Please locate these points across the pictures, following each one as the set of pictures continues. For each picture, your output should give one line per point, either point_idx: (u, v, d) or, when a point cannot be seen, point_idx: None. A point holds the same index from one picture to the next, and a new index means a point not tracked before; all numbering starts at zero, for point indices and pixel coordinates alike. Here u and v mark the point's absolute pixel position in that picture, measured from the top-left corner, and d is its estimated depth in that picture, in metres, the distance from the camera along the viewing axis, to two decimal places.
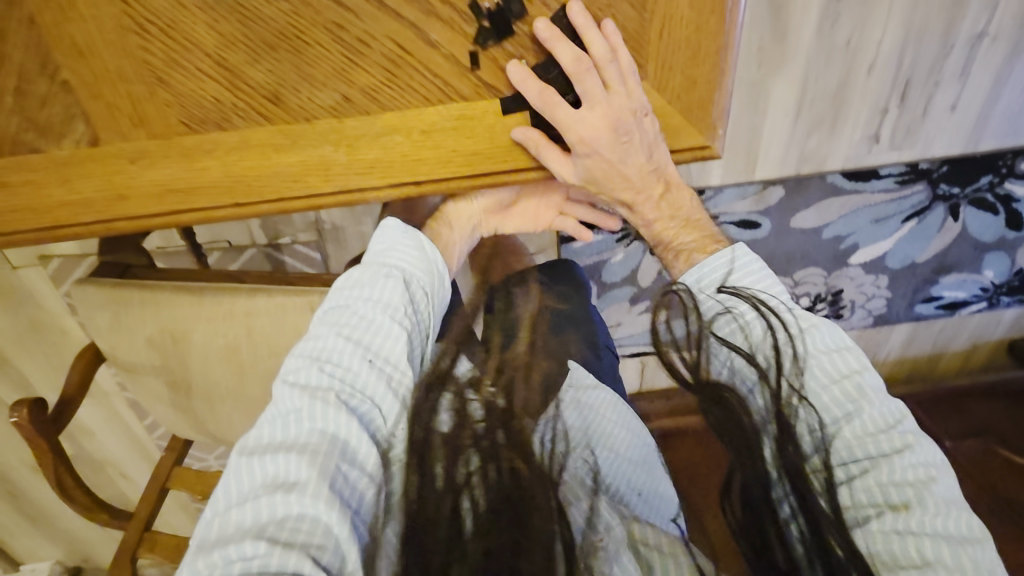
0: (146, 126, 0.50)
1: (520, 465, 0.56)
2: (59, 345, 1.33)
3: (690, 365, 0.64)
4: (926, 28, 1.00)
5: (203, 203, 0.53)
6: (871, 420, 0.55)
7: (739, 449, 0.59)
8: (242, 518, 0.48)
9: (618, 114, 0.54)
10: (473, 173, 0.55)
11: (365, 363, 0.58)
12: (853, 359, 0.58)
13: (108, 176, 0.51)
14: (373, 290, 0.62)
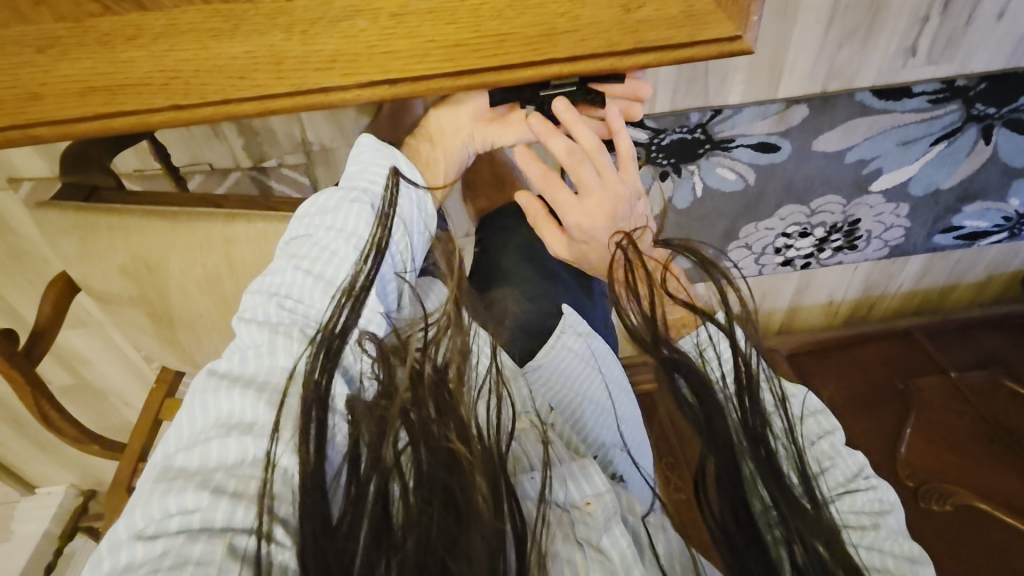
0: (49, 6, 0.42)
1: (459, 449, 0.51)
2: (44, 275, 1.29)
3: (645, 317, 0.59)
4: None
5: (136, 105, 0.45)
6: (841, 469, 0.58)
7: (708, 431, 0.55)
8: (186, 464, 0.48)
9: (612, 201, 0.61)
10: (453, 69, 0.46)
11: (322, 297, 0.59)
12: (828, 420, 0.61)
13: (17, 71, 0.43)
14: (336, 217, 0.61)
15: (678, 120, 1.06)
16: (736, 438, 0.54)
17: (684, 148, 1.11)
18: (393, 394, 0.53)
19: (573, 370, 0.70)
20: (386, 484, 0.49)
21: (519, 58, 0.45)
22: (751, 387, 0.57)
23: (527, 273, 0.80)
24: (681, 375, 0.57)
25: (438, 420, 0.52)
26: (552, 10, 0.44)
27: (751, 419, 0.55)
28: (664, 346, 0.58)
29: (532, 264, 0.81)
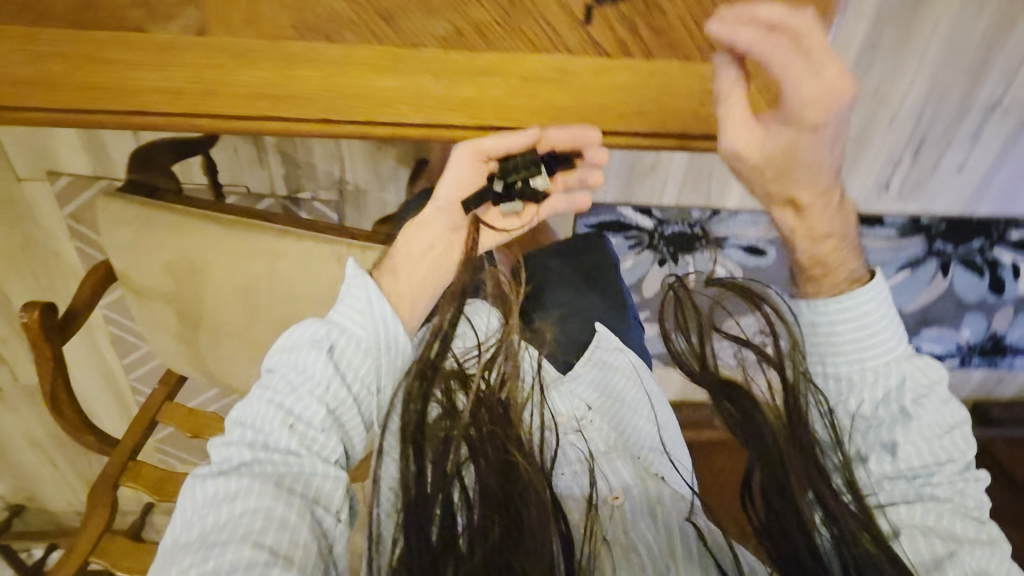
0: (257, 26, 0.50)
1: (515, 458, 0.58)
2: (48, 266, 1.31)
3: (696, 354, 0.72)
4: (948, 89, 1.07)
5: (290, 114, 0.52)
6: (951, 467, 0.57)
7: (753, 439, 0.65)
8: (189, 539, 0.48)
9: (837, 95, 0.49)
10: (559, 126, 0.55)
11: (285, 430, 0.51)
12: (954, 412, 0.58)
13: (202, 69, 0.50)
14: (298, 362, 0.53)
15: (681, 215, 1.21)
16: (784, 446, 0.63)
17: (682, 240, 1.24)
18: (456, 417, 0.60)
19: (608, 380, 0.77)
20: (448, 487, 0.56)
21: (613, 131, 0.55)
22: (797, 415, 0.63)
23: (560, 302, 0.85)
24: (731, 401, 0.67)
25: (493, 438, 0.59)
26: (647, 97, 0.54)
27: (796, 430, 0.64)
28: (709, 372, 0.71)
29: (566, 292, 0.86)
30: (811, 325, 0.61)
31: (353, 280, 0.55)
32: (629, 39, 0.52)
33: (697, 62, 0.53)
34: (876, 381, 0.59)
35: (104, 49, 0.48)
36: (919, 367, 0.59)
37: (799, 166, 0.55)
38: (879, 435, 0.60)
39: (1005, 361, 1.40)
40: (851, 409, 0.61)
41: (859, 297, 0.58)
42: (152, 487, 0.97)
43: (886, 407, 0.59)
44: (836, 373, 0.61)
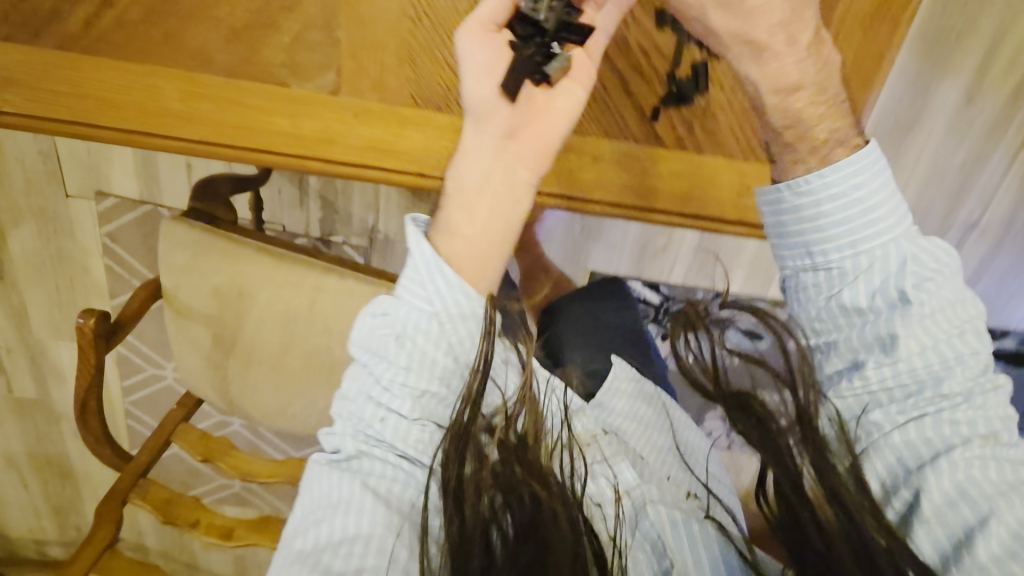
0: (382, 93, 0.65)
1: (540, 493, 0.58)
2: (73, 283, 1.33)
3: (710, 375, 0.70)
4: (931, 207, 1.23)
5: (396, 164, 0.66)
6: (960, 381, 0.55)
7: (766, 448, 0.63)
8: (304, 545, 0.53)
9: None
10: (623, 199, 0.66)
11: (379, 423, 0.56)
12: (960, 310, 0.56)
13: (331, 122, 0.65)
14: (376, 355, 0.56)
15: (686, 293, 1.27)
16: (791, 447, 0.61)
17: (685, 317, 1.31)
18: (484, 464, 0.58)
19: (636, 410, 0.80)
20: (487, 528, 0.56)
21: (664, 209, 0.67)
22: (807, 420, 0.60)
23: (584, 340, 0.90)
24: (745, 411, 0.66)
25: (518, 483, 0.59)
26: (690, 182, 0.66)
27: (809, 440, 0.60)
28: (724, 389, 0.69)
29: (590, 335, 0.92)
30: (798, 219, 0.59)
31: (412, 248, 0.55)
32: (687, 137, 0.65)
33: (739, 161, 0.66)
34: (871, 267, 0.56)
35: (268, 104, 0.64)
36: (921, 246, 0.56)
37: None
38: (876, 329, 0.57)
39: None
40: (846, 301, 0.57)
41: (851, 168, 0.57)
42: (158, 508, 0.98)
43: (884, 296, 0.56)
44: (831, 264, 0.58)
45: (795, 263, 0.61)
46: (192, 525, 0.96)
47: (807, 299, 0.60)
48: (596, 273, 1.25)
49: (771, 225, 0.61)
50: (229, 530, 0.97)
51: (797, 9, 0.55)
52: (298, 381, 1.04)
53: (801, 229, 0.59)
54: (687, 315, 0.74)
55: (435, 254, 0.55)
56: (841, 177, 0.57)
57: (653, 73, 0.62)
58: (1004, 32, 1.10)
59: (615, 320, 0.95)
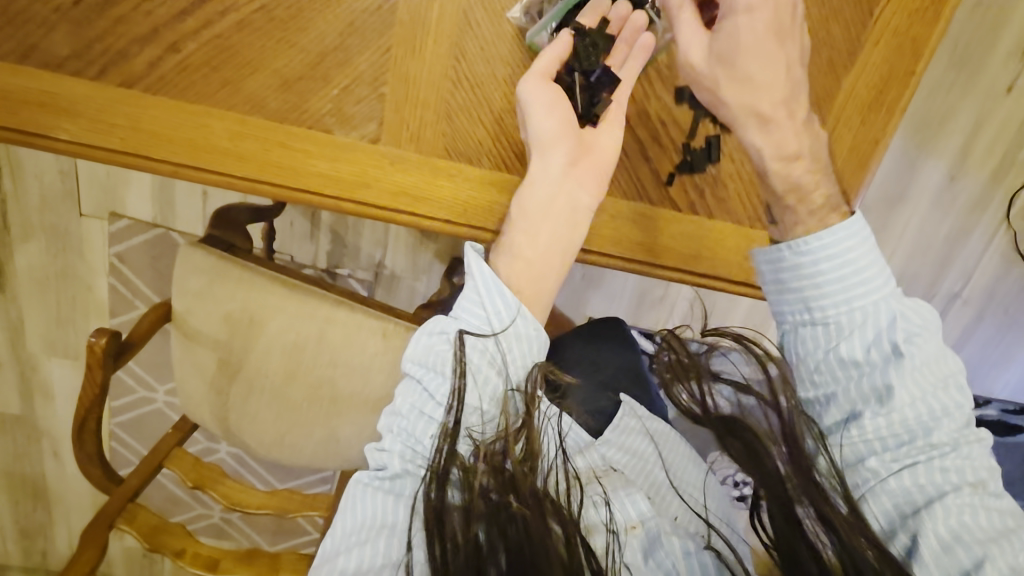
0: (418, 144, 0.61)
1: (527, 514, 0.53)
2: (74, 300, 1.33)
3: (697, 402, 0.65)
4: (917, 276, 1.29)
5: (424, 211, 0.62)
6: (948, 428, 0.54)
7: (759, 475, 0.59)
8: (346, 565, 0.53)
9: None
10: (640, 258, 0.65)
11: (429, 440, 0.57)
12: (947, 362, 0.56)
13: (365, 167, 0.61)
14: (433, 378, 0.57)
15: None
16: (784, 474, 0.58)
17: None
18: (472, 493, 0.55)
19: (641, 451, 0.77)
20: (479, 564, 0.53)
21: (684, 273, 0.66)
22: (798, 450, 0.58)
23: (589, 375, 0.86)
24: (734, 435, 0.61)
25: (508, 507, 0.54)
26: (705, 244, 0.66)
27: (799, 465, 0.57)
28: (711, 413, 0.64)
29: (597, 370, 0.87)
30: (796, 272, 0.59)
31: (474, 269, 0.56)
32: (699, 203, 0.65)
33: (747, 228, 0.66)
34: (865, 322, 0.56)
35: (289, 140, 0.60)
36: (908, 304, 0.57)
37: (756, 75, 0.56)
38: (872, 381, 0.56)
39: None
40: (842, 355, 0.57)
41: (841, 229, 0.58)
42: (145, 534, 0.96)
43: (878, 349, 0.56)
44: (828, 319, 0.58)
45: (794, 316, 0.60)
46: (177, 555, 0.94)
47: (806, 344, 0.60)
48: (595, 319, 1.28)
49: (770, 281, 0.61)
50: (214, 561, 0.95)
51: (795, 88, 0.57)
52: (299, 412, 1.04)
53: (797, 288, 0.59)
54: (681, 363, 0.67)
55: (497, 278, 0.57)
56: (836, 240, 0.57)
57: (668, 139, 0.63)
58: (982, 119, 1.19)
59: (623, 362, 0.90)
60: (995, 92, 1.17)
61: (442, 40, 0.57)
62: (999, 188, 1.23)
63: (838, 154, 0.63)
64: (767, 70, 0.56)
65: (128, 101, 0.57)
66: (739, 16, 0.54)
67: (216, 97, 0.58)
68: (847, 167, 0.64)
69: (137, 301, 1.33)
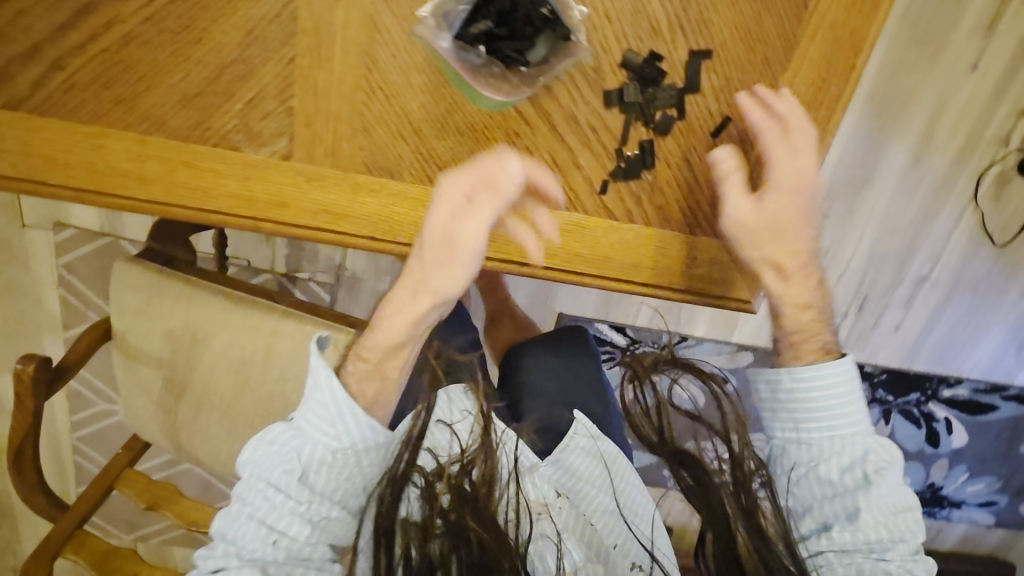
0: (334, 159, 0.57)
1: (484, 535, 0.60)
2: (22, 314, 1.28)
3: (658, 429, 0.71)
4: (886, 258, 1.27)
5: (347, 230, 0.59)
6: (900, 544, 0.57)
7: (707, 507, 0.64)
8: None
9: (794, 168, 0.59)
10: (571, 269, 0.63)
11: (270, 547, 0.53)
12: (908, 496, 0.59)
13: (281, 185, 0.57)
14: (273, 484, 0.54)
15: (653, 336, 1.27)
16: (730, 513, 0.63)
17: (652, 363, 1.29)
18: (433, 505, 0.61)
19: (589, 474, 0.73)
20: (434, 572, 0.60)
21: (623, 283, 0.64)
22: (744, 485, 0.63)
23: (542, 390, 0.83)
24: (687, 469, 0.66)
25: (464, 529, 0.60)
26: (644, 253, 0.63)
27: (744, 500, 0.63)
28: (668, 444, 0.69)
29: (553, 385, 0.84)
30: (788, 390, 0.62)
31: (323, 384, 0.54)
32: (636, 210, 0.62)
33: (688, 235, 0.63)
34: (842, 449, 0.60)
35: (195, 159, 0.56)
36: (882, 444, 0.60)
37: (779, 234, 0.59)
38: (845, 502, 0.59)
39: (943, 512, 1.50)
40: (820, 475, 0.60)
41: (834, 365, 0.60)
42: (94, 561, 0.92)
43: (852, 474, 0.59)
44: (810, 440, 0.61)
45: (782, 432, 0.63)
46: None
47: (789, 451, 0.63)
48: (563, 316, 1.26)
49: (765, 397, 0.64)
50: None
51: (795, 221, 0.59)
52: (251, 428, 1.00)
53: (787, 399, 0.62)
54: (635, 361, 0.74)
55: (347, 399, 0.54)
56: (827, 374, 0.60)
57: (600, 145, 0.59)
58: (946, 101, 1.17)
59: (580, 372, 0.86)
60: (958, 72, 1.15)
61: (350, 48, 0.53)
62: (965, 169, 1.22)
63: None
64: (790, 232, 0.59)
65: (18, 123, 0.53)
66: (785, 193, 0.59)
67: (109, 116, 0.54)
68: None
69: (89, 313, 1.28)
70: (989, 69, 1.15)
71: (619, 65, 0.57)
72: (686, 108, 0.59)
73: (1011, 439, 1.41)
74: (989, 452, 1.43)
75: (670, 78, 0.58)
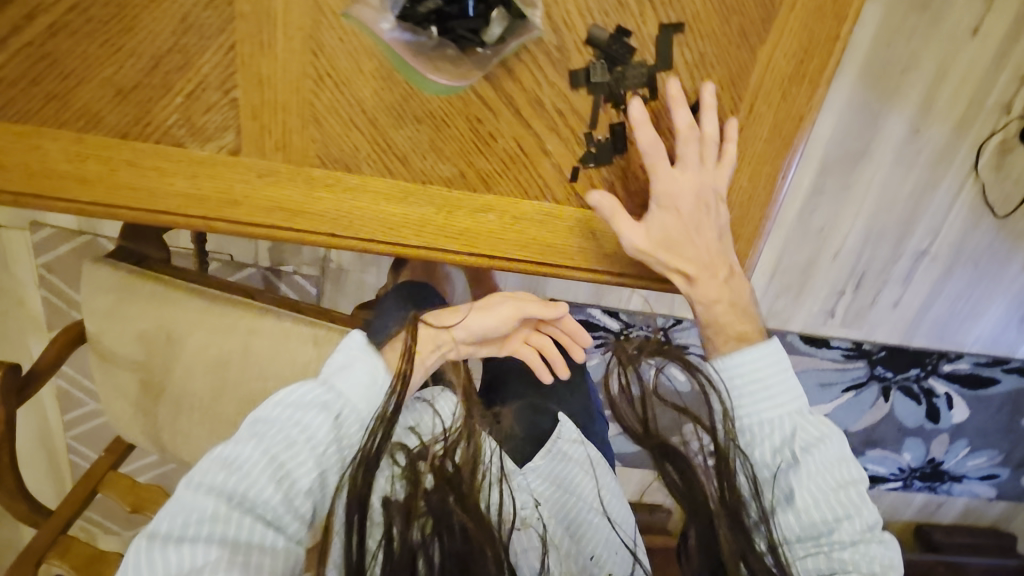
0: (285, 152, 0.54)
1: (469, 522, 0.58)
2: (5, 316, 1.26)
3: (641, 422, 0.68)
4: (883, 234, 1.24)
5: (305, 227, 0.56)
6: (851, 521, 0.57)
7: (691, 503, 0.63)
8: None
9: (704, 184, 0.56)
10: (544, 262, 0.60)
11: (273, 488, 0.52)
12: (851, 468, 0.59)
13: (231, 182, 0.54)
14: (302, 420, 0.55)
15: (645, 319, 1.25)
16: (717, 517, 0.60)
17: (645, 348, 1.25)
18: (417, 485, 0.59)
19: (572, 476, 0.72)
20: (416, 558, 0.57)
21: (600, 274, 0.61)
22: (723, 474, 0.62)
23: (526, 391, 0.84)
24: (673, 465, 0.64)
25: (450, 513, 0.58)
26: (620, 241, 0.61)
27: (730, 496, 0.61)
28: (652, 437, 0.67)
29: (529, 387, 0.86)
30: (716, 382, 0.64)
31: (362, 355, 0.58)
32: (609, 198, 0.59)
33: None
34: (771, 431, 0.61)
35: (138, 158, 0.53)
36: (811, 421, 0.61)
37: (679, 243, 0.58)
38: (777, 483, 0.61)
39: (943, 487, 1.49)
40: (756, 460, 0.62)
41: (756, 349, 0.62)
42: (79, 566, 0.92)
43: (783, 454, 0.61)
44: (742, 426, 0.63)
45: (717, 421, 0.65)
46: None
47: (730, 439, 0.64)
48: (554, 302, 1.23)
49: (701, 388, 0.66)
50: None
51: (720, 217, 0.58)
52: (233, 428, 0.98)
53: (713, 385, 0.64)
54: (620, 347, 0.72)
55: (387, 373, 0.59)
56: (755, 359, 0.61)
57: (568, 129, 0.56)
58: (944, 67, 1.12)
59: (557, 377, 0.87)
60: (958, 36, 1.10)
61: (293, 33, 0.50)
62: (965, 139, 1.17)
63: (759, 136, 0.58)
64: (694, 242, 0.58)
65: None
66: (688, 204, 0.57)
67: (42, 115, 0.51)
68: (769, 149, 0.59)
69: (73, 313, 1.26)
70: (990, 33, 1.10)
71: (584, 43, 0.53)
72: (658, 88, 0.55)
73: (1013, 412, 1.39)
74: (990, 426, 1.41)
75: (639, 56, 0.54)
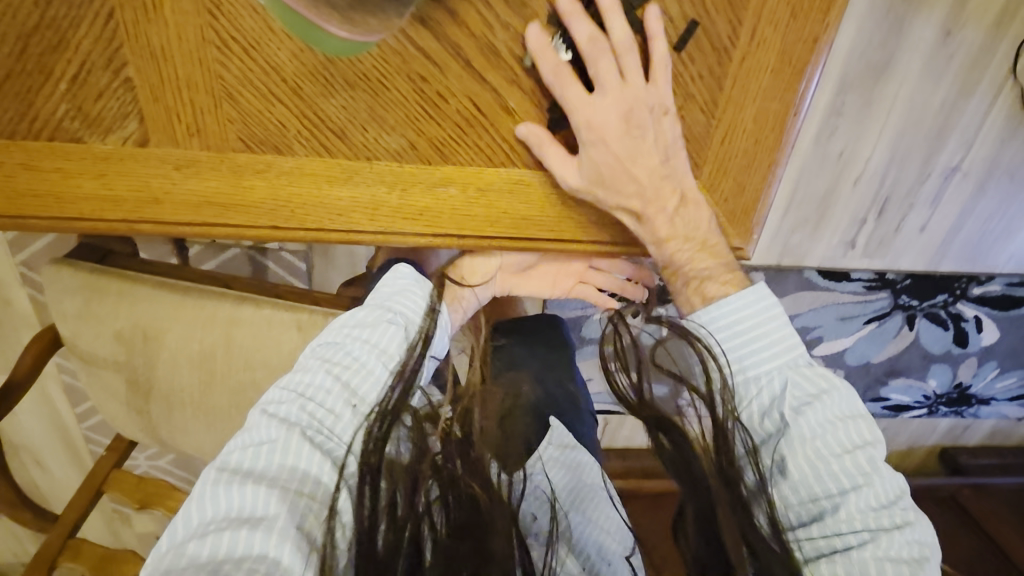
0: (202, 138, 0.46)
1: (479, 494, 0.52)
2: None
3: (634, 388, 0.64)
4: (909, 153, 1.12)
5: (238, 221, 0.48)
6: (871, 495, 0.47)
7: (687, 481, 0.57)
8: (197, 553, 0.40)
9: (635, 101, 0.46)
10: (522, 237, 0.52)
11: (347, 410, 0.50)
12: (865, 429, 0.50)
13: (146, 179, 0.46)
14: (371, 333, 0.54)
15: None
16: (714, 489, 0.54)
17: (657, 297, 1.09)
18: (424, 453, 0.52)
19: (573, 481, 0.68)
20: (419, 526, 0.50)
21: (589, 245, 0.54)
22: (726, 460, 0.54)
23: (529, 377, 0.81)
24: (667, 434, 0.60)
25: (458, 479, 0.52)
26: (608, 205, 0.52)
27: (728, 467, 0.54)
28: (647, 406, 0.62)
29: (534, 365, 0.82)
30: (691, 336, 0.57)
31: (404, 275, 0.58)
32: None
33: None
34: (760, 390, 0.53)
35: (35, 159, 0.45)
36: (808, 376, 0.52)
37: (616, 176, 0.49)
38: (772, 448, 0.52)
39: (971, 410, 1.43)
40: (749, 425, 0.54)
41: (737, 300, 0.54)
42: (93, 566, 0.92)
43: (772, 417, 0.52)
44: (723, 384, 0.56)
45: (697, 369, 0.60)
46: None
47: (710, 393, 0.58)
48: None
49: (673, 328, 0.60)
50: None
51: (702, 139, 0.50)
52: (228, 419, 0.94)
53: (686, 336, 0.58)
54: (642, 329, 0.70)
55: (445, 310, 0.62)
56: (731, 307, 0.54)
57: (531, 79, 0.47)
58: None
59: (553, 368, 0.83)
60: None
61: None
62: (1004, 37, 1.03)
63: (764, 67, 0.49)
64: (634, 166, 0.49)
65: None
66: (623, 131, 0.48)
67: None
68: (777, 83, 0.49)
69: None
70: None
71: None
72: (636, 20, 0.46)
73: None
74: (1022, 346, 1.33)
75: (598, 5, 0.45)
